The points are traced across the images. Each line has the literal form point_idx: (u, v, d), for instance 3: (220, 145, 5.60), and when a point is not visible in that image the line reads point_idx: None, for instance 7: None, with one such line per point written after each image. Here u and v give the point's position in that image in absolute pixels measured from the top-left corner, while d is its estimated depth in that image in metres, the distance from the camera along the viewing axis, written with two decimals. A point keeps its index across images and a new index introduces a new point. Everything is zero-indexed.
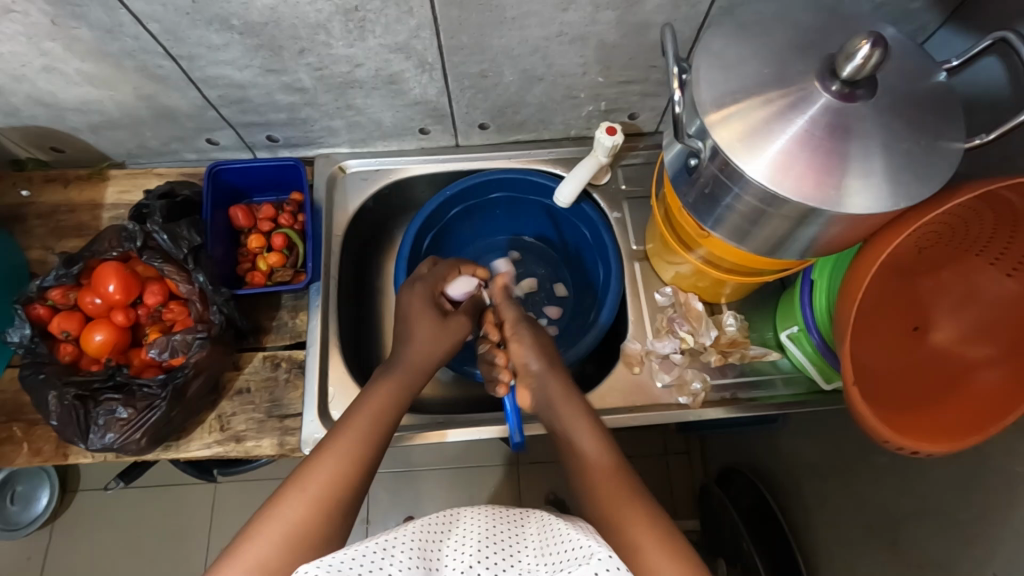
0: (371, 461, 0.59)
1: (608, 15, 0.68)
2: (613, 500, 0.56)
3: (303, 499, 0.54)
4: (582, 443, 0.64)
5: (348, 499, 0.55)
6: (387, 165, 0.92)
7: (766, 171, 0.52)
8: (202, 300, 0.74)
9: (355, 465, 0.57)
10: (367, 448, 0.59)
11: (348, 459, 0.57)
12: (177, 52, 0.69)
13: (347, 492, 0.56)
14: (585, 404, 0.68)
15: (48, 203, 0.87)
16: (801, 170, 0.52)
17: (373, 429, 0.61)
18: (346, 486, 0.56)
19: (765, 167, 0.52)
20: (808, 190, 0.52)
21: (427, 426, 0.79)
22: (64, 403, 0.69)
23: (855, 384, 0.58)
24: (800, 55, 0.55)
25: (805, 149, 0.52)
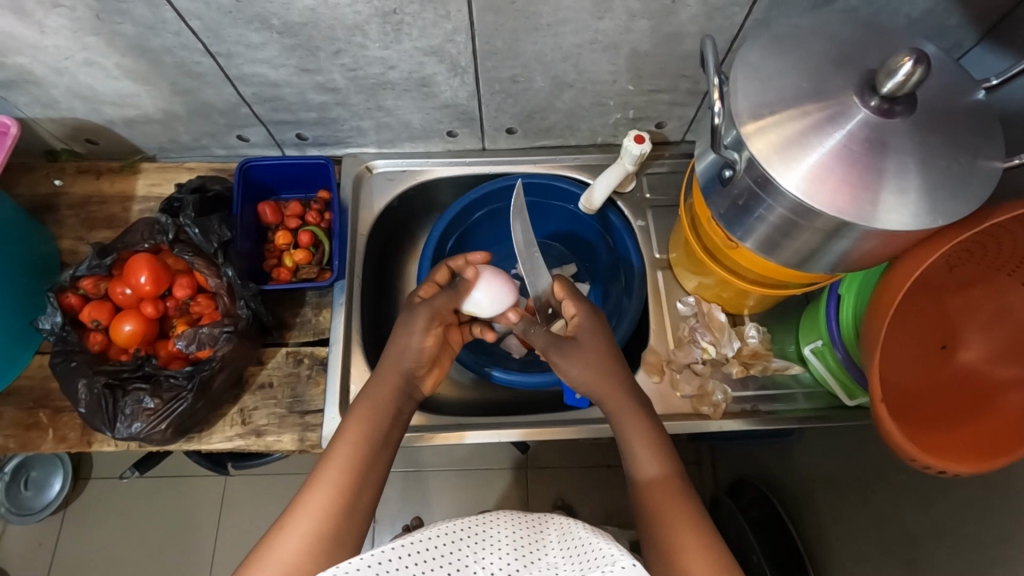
0: (362, 483, 0.60)
1: (643, 24, 0.69)
2: (672, 514, 0.57)
3: (297, 532, 0.56)
4: (639, 455, 0.62)
5: (343, 534, 0.57)
6: (412, 167, 0.93)
7: (803, 185, 0.52)
8: (230, 294, 0.75)
9: (336, 502, 0.58)
10: (352, 481, 0.60)
11: (330, 495, 0.58)
12: (215, 49, 0.70)
13: (338, 530, 0.57)
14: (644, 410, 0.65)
15: (80, 193, 0.88)
16: (839, 185, 0.52)
17: (352, 462, 0.61)
18: (335, 523, 0.57)
19: (800, 179, 0.53)
20: (845, 205, 0.52)
21: (449, 427, 0.79)
22: (93, 391, 0.69)
23: (883, 402, 0.58)
24: (839, 69, 0.55)
25: (844, 165, 0.52)
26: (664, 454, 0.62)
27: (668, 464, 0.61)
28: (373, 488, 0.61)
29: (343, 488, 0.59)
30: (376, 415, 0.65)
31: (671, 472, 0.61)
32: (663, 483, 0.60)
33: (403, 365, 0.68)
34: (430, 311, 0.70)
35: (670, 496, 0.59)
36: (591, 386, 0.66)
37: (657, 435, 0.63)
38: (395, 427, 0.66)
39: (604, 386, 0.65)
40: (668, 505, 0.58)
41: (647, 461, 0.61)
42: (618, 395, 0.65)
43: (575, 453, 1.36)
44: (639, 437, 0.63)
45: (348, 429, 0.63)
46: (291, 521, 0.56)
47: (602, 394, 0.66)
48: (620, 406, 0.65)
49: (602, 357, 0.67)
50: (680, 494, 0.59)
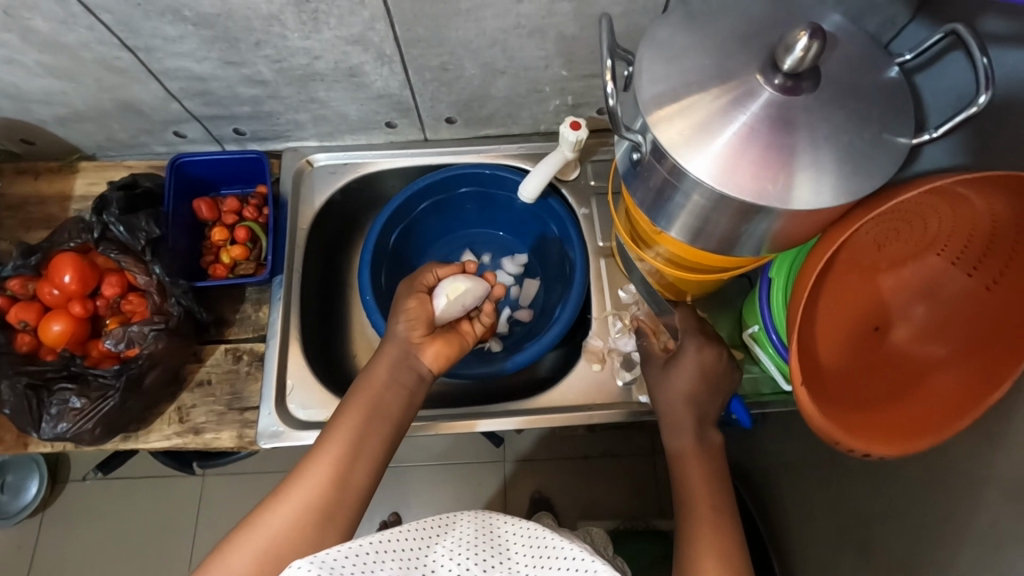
0: (358, 458, 0.62)
1: (565, 7, 0.67)
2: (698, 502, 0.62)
3: (284, 510, 0.58)
4: (682, 452, 0.65)
5: (334, 510, 0.60)
6: (355, 159, 0.92)
7: (703, 164, 0.52)
8: (160, 291, 0.74)
9: (327, 476, 0.60)
10: (347, 457, 0.62)
11: (326, 472, 0.61)
12: (133, 43, 0.69)
13: (329, 503, 0.60)
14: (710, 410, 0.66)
15: (18, 194, 0.87)
16: (741, 164, 0.51)
17: (348, 441, 0.63)
18: (323, 498, 0.60)
19: (703, 161, 0.52)
20: (743, 184, 0.51)
21: (459, 416, 0.78)
22: (16, 392, 0.68)
23: (804, 384, 0.57)
24: (746, 46, 0.54)
25: (744, 144, 0.51)
26: (709, 447, 0.65)
27: (709, 457, 0.64)
28: (371, 464, 0.63)
29: (334, 463, 0.61)
30: (377, 394, 0.66)
31: (709, 462, 0.64)
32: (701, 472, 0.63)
33: (396, 335, 0.71)
34: (408, 282, 0.75)
35: (703, 488, 0.63)
36: (670, 404, 0.67)
37: (704, 429, 0.66)
38: (400, 400, 0.67)
39: (682, 406, 0.66)
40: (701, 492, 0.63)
41: (688, 447, 0.65)
42: (696, 410, 0.66)
43: (549, 444, 1.36)
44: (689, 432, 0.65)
45: (350, 406, 0.65)
46: (282, 497, 0.59)
47: (677, 413, 0.66)
48: (686, 424, 0.65)
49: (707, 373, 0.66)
50: (715, 483, 0.63)
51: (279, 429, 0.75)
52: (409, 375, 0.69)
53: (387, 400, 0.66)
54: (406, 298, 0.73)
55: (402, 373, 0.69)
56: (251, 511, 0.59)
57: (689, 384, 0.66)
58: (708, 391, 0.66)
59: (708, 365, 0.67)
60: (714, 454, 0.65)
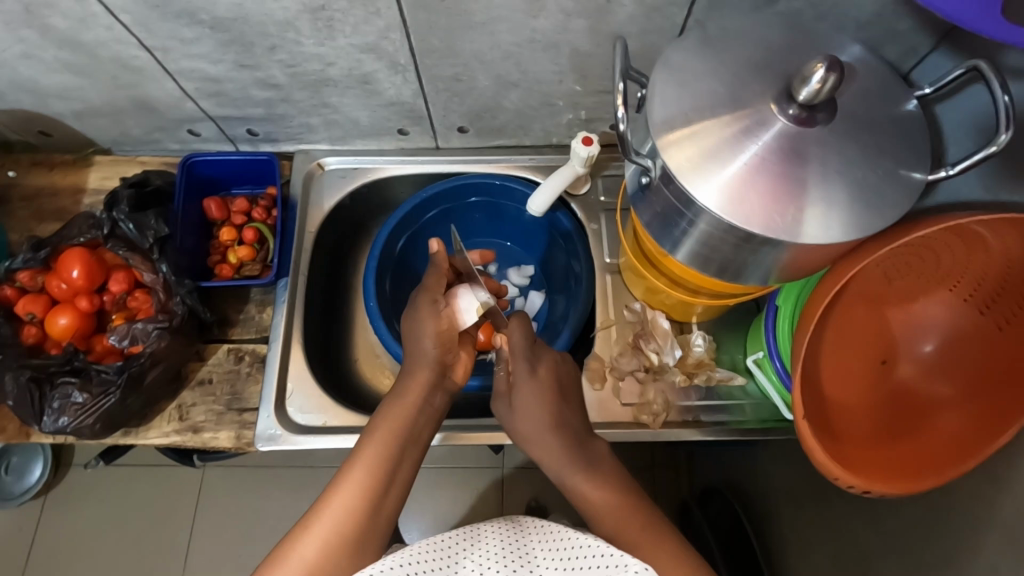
0: (387, 483, 0.58)
1: (580, 24, 0.67)
2: (622, 532, 0.57)
3: (315, 538, 0.53)
4: (582, 490, 0.62)
5: (369, 536, 0.55)
6: (365, 164, 0.92)
7: (713, 193, 0.51)
8: (166, 290, 0.75)
9: (364, 498, 0.56)
10: (378, 481, 0.58)
11: (358, 498, 0.56)
12: (151, 43, 0.69)
13: (363, 531, 0.55)
14: (580, 442, 0.65)
15: (33, 185, 0.89)
16: (751, 195, 0.51)
17: (379, 463, 0.59)
18: (360, 524, 0.55)
19: (712, 190, 0.51)
20: (751, 214, 0.50)
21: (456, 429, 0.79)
22: (19, 384, 0.68)
23: (804, 417, 0.56)
24: (760, 74, 0.53)
25: (754, 174, 0.51)
26: (602, 477, 0.62)
27: (608, 486, 0.61)
28: (399, 490, 0.59)
29: (371, 485, 0.57)
30: (406, 415, 0.63)
31: (614, 491, 0.61)
32: (610, 505, 0.59)
33: (424, 354, 0.69)
34: (427, 290, 0.71)
35: (620, 517, 0.58)
36: (529, 443, 0.67)
37: (593, 465, 0.63)
38: (427, 424, 0.65)
39: (541, 442, 0.66)
40: (627, 529, 0.57)
41: (588, 489, 0.61)
42: (560, 443, 0.65)
43: None
44: (574, 471, 0.63)
45: (378, 427, 0.62)
46: (311, 525, 0.54)
47: (541, 448, 0.66)
48: (556, 454, 0.65)
49: (542, 397, 0.68)
50: (633, 510, 0.59)
51: (276, 432, 0.76)
52: (437, 399, 0.68)
53: (415, 422, 0.64)
54: (433, 315, 0.70)
55: (431, 395, 0.67)
56: (277, 544, 0.53)
57: (531, 413, 0.67)
58: (559, 408, 0.68)
59: (531, 389, 0.68)
60: (616, 485, 0.61)
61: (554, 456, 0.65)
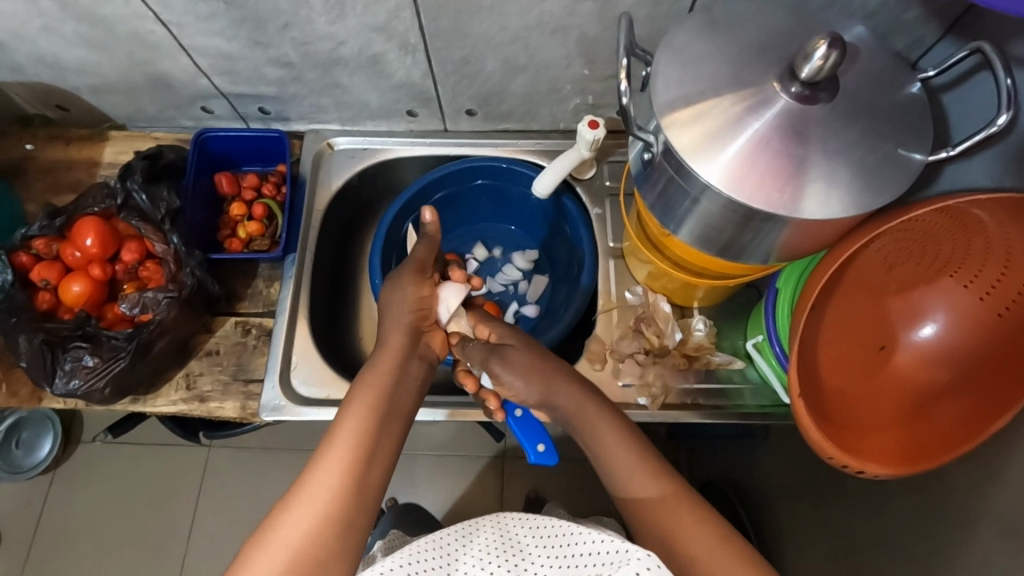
0: (372, 454, 0.58)
1: (588, 6, 0.68)
2: (683, 526, 0.52)
3: (299, 519, 0.52)
4: (614, 455, 0.60)
5: (358, 508, 0.54)
6: (374, 145, 0.93)
7: (713, 168, 0.52)
8: (176, 261, 0.76)
9: (350, 470, 0.56)
10: (363, 454, 0.58)
11: (343, 471, 0.56)
12: (167, 19, 0.71)
13: (350, 504, 0.54)
14: (616, 412, 0.64)
15: (49, 158, 0.91)
16: (752, 170, 0.51)
17: (361, 433, 0.59)
18: (348, 499, 0.54)
19: (713, 166, 0.52)
20: (751, 190, 0.51)
21: (457, 405, 0.80)
22: (33, 346, 0.70)
23: (801, 397, 0.57)
24: (765, 55, 0.53)
25: (755, 150, 0.52)
26: (663, 474, 0.57)
27: (669, 480, 0.57)
28: (386, 462, 0.60)
29: (357, 456, 0.57)
30: (384, 389, 0.64)
31: (674, 485, 0.56)
32: (670, 497, 0.55)
33: (405, 321, 0.72)
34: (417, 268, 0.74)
35: (679, 509, 0.53)
36: (535, 395, 0.69)
37: (629, 431, 0.61)
38: (404, 397, 0.66)
39: (557, 394, 0.67)
40: (683, 521, 0.53)
41: (640, 484, 0.57)
42: (596, 410, 0.64)
43: None
44: (605, 432, 0.61)
45: (354, 401, 0.62)
46: (289, 508, 0.53)
47: (554, 400, 0.67)
48: (580, 407, 0.65)
49: (535, 360, 0.70)
50: (692, 506, 0.54)
51: (280, 403, 0.77)
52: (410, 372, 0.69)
53: (392, 395, 0.64)
54: (414, 289, 0.74)
55: (401, 368, 0.68)
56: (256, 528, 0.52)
57: (528, 365, 0.70)
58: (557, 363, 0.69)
59: (531, 351, 0.71)
60: (673, 480, 0.57)
61: (581, 412, 0.64)
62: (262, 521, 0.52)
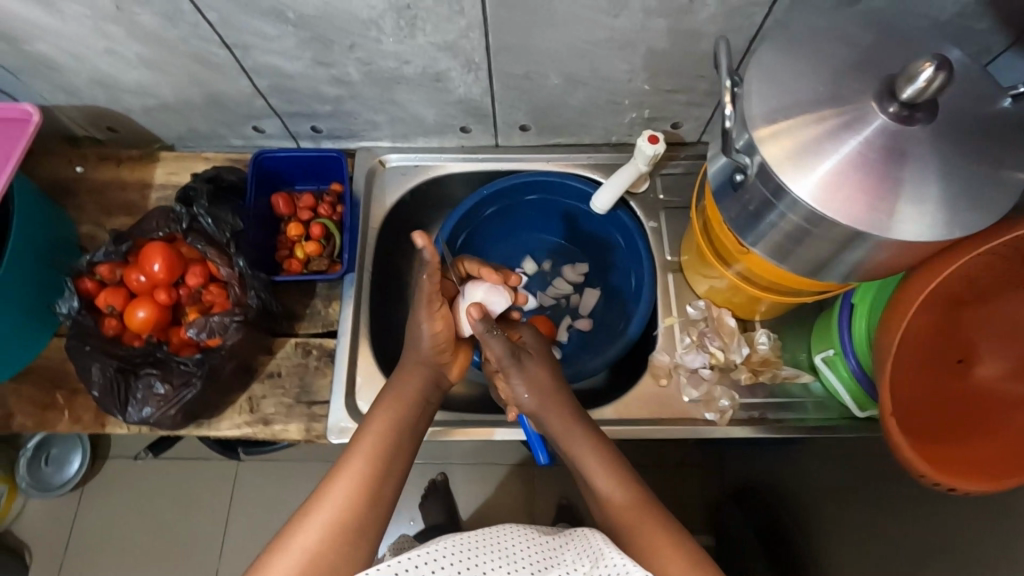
0: (386, 475, 0.62)
1: (659, 22, 0.68)
2: (647, 531, 0.60)
3: (313, 532, 0.56)
4: (594, 473, 0.65)
5: (362, 531, 0.58)
6: (426, 162, 0.93)
7: (809, 186, 0.52)
8: (241, 283, 0.75)
9: (362, 490, 0.60)
10: (375, 473, 0.61)
11: (354, 489, 0.59)
12: (232, 41, 0.70)
13: (358, 522, 0.58)
14: (595, 432, 0.69)
15: (98, 179, 0.90)
16: (848, 190, 0.51)
17: (374, 454, 0.62)
18: (359, 514, 0.58)
19: (809, 184, 0.52)
20: (847, 209, 0.51)
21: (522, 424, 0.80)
22: (106, 374, 0.70)
23: (892, 415, 0.57)
24: (858, 74, 0.53)
25: (851, 170, 0.52)
26: (628, 480, 0.65)
27: (628, 489, 0.64)
28: (397, 482, 0.63)
29: (369, 476, 0.61)
30: (398, 410, 0.67)
31: (641, 494, 0.63)
32: (631, 504, 0.62)
33: (421, 351, 0.72)
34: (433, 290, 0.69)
35: (639, 516, 0.61)
36: (538, 407, 0.71)
37: (606, 453, 0.67)
38: (418, 420, 0.68)
39: (552, 407, 0.70)
40: (644, 521, 0.61)
41: (605, 484, 0.65)
42: (573, 423, 0.69)
43: None
44: (587, 450, 0.67)
45: (371, 423, 0.65)
46: (310, 514, 0.58)
47: (549, 417, 0.70)
48: (564, 424, 0.69)
49: (548, 378, 0.72)
50: (657, 515, 0.61)
51: (348, 424, 0.77)
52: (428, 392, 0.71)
53: (408, 417, 0.67)
54: (430, 319, 0.71)
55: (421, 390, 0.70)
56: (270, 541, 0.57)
57: (542, 382, 0.71)
58: (556, 381, 0.72)
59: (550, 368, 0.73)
60: (639, 487, 0.64)
61: (566, 428, 0.69)
62: (277, 532, 0.57)
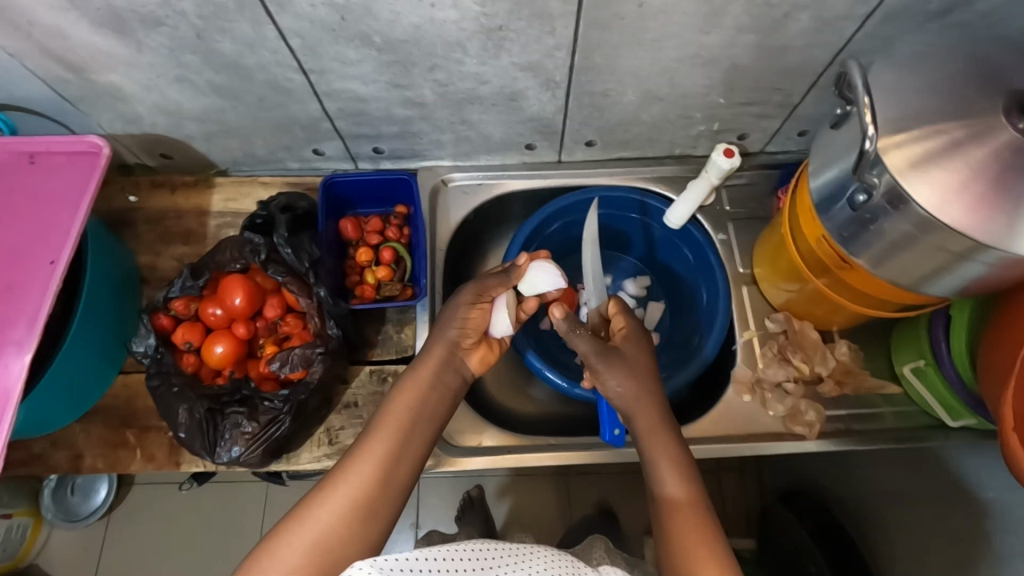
0: (404, 460, 0.61)
1: (749, 38, 0.67)
2: (686, 529, 0.57)
3: (332, 510, 0.56)
4: (663, 470, 0.61)
5: (381, 503, 0.58)
6: (489, 180, 0.91)
7: (926, 192, 0.51)
8: (320, 313, 0.73)
9: (379, 471, 0.59)
10: (394, 456, 0.60)
11: (373, 470, 0.59)
12: (310, 66, 0.69)
13: (373, 502, 0.57)
14: (675, 432, 0.64)
15: (156, 208, 0.87)
16: (968, 198, 0.50)
17: (394, 436, 0.61)
18: (372, 493, 0.58)
19: (927, 189, 0.51)
20: (964, 218, 0.50)
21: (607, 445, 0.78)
22: (194, 416, 0.67)
23: (1016, 431, 0.56)
24: (983, 90, 0.53)
25: (972, 180, 0.50)
26: (690, 476, 0.61)
27: (691, 485, 0.60)
28: (412, 468, 0.61)
29: (385, 457, 0.60)
30: (420, 394, 0.66)
31: (694, 490, 0.60)
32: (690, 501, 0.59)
33: (446, 337, 0.70)
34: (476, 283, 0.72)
35: (696, 518, 0.58)
36: (628, 406, 0.65)
37: (677, 452, 0.62)
38: (439, 402, 0.67)
39: (639, 404, 0.65)
40: (691, 525, 0.57)
41: (670, 479, 0.60)
42: (652, 414, 0.64)
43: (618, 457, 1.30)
44: (662, 450, 0.62)
45: (393, 405, 0.64)
46: (326, 493, 0.57)
47: (638, 417, 0.65)
48: (643, 429, 0.64)
49: (642, 372, 0.67)
50: (705, 513, 0.58)
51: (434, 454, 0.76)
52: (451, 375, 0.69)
53: (428, 401, 0.66)
54: (466, 308, 0.71)
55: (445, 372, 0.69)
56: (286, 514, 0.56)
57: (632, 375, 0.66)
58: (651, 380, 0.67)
59: (640, 363, 0.68)
60: (699, 488, 0.60)
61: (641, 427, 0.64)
62: (297, 503, 0.57)
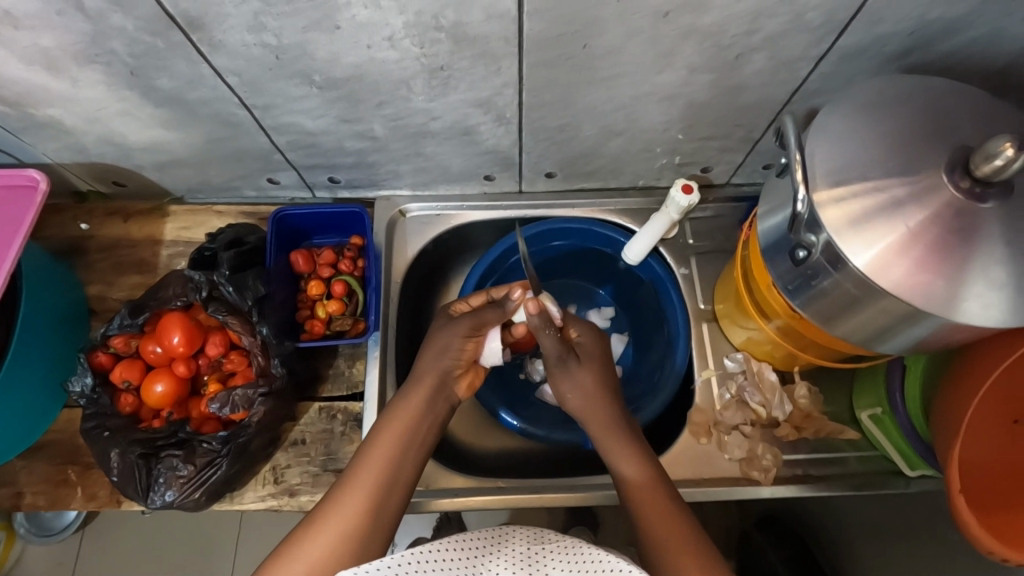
0: (394, 483, 0.59)
1: (703, 77, 0.65)
2: (667, 531, 0.57)
3: (323, 541, 0.55)
4: (620, 465, 0.64)
5: (374, 530, 0.57)
6: (448, 210, 0.89)
7: (867, 255, 0.49)
8: (263, 352, 0.71)
9: (369, 495, 0.58)
10: (384, 480, 0.59)
11: (362, 495, 0.57)
12: (253, 102, 0.67)
13: (366, 526, 0.56)
14: (641, 443, 0.65)
15: (108, 237, 0.86)
16: (908, 262, 0.49)
17: (383, 459, 0.60)
18: (364, 519, 0.56)
19: (867, 252, 0.49)
20: (906, 283, 0.48)
21: (558, 487, 0.75)
22: (128, 460, 0.67)
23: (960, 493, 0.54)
24: (930, 144, 0.51)
25: (913, 244, 0.49)
26: (646, 460, 0.63)
27: (648, 466, 0.63)
28: (403, 489, 0.60)
29: (376, 481, 0.59)
30: (412, 417, 0.64)
31: (654, 472, 0.62)
32: (646, 482, 0.61)
33: (439, 364, 0.68)
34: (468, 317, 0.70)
35: (653, 498, 0.60)
36: (581, 408, 0.68)
37: (638, 445, 0.65)
38: (432, 424, 0.65)
39: (594, 409, 0.67)
40: (656, 506, 0.59)
41: (624, 465, 0.63)
42: (607, 421, 0.67)
43: None
44: (623, 449, 0.64)
45: (382, 428, 0.63)
46: (316, 522, 0.56)
47: (589, 420, 0.67)
48: (602, 427, 0.66)
49: (601, 378, 0.69)
50: (667, 497, 0.60)
51: None
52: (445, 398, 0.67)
53: (419, 423, 0.64)
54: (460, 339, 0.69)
55: (437, 393, 0.67)
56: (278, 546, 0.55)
57: (588, 383, 0.68)
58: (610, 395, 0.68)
59: (597, 374, 0.69)
60: (654, 469, 0.63)
61: (599, 427, 0.67)
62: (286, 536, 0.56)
